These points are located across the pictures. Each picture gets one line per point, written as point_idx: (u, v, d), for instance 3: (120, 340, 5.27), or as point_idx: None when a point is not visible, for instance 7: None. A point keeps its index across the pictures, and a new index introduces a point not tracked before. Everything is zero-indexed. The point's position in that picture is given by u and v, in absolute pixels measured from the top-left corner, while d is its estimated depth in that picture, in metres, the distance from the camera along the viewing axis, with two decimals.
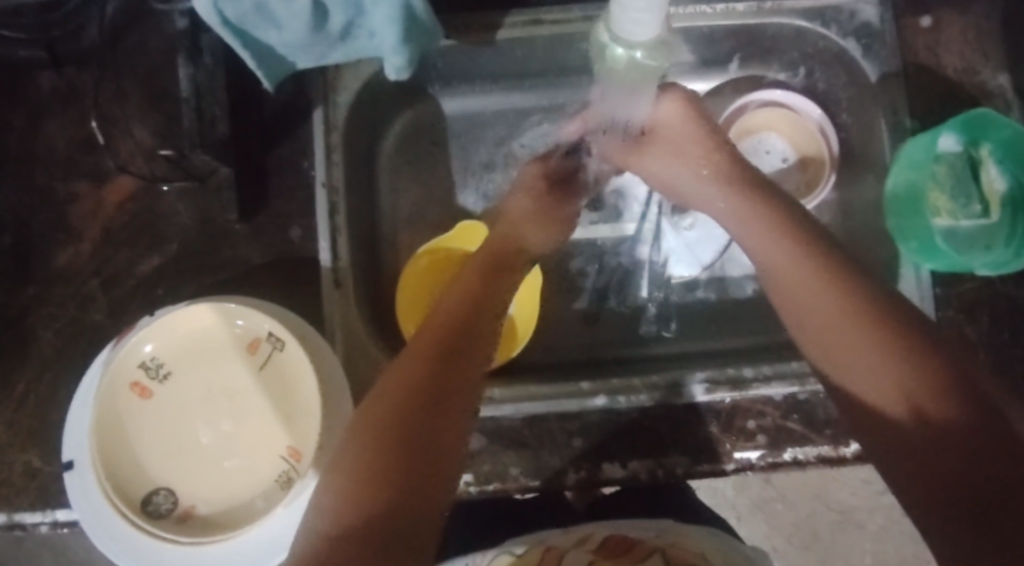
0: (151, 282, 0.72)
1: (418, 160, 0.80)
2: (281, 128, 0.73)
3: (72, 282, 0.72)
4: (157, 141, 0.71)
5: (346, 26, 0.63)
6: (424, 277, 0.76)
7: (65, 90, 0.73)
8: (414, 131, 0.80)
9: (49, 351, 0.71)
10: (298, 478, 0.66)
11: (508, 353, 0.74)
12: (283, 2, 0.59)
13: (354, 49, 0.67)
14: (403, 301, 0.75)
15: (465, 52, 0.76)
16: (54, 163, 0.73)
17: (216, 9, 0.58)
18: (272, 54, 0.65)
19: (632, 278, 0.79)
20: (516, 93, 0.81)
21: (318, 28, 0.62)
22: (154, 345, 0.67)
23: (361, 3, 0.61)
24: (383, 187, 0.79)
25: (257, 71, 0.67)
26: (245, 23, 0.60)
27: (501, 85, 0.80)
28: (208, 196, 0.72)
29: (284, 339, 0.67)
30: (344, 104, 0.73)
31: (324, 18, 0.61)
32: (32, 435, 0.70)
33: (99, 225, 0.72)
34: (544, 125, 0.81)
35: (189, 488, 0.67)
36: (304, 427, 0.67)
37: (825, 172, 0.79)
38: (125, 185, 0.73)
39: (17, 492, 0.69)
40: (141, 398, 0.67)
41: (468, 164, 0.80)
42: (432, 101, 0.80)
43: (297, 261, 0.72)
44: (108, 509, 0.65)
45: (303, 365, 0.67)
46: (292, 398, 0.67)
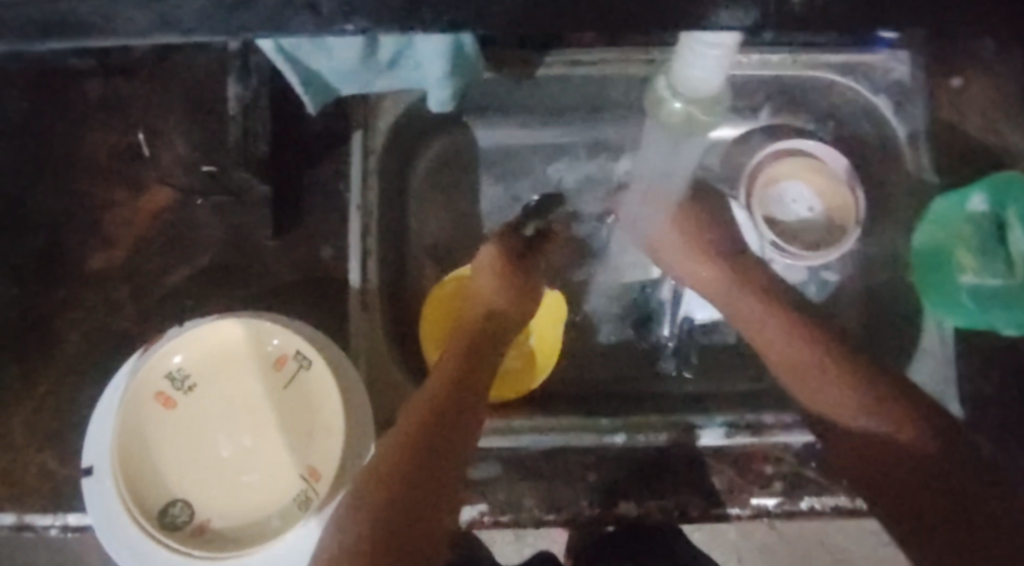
0: (180, 292, 0.73)
1: (450, 187, 0.81)
2: (321, 149, 0.75)
3: (103, 288, 0.72)
4: (197, 156, 0.74)
5: (394, 55, 0.64)
6: (450, 304, 0.77)
7: (110, 100, 0.75)
8: (449, 158, 0.81)
9: (75, 354, 0.71)
10: (316, 499, 0.65)
11: (527, 385, 0.76)
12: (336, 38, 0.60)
13: (400, 79, 0.69)
14: (427, 327, 0.76)
15: (504, 87, 0.78)
16: (95, 168, 0.74)
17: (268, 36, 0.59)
18: (318, 76, 0.67)
19: (654, 317, 0.79)
20: (550, 128, 0.82)
21: (365, 57, 0.64)
22: (183, 356, 0.67)
23: (410, 41, 0.62)
24: (413, 211, 0.80)
25: (301, 91, 0.69)
26: (297, 51, 0.62)
27: (536, 120, 0.81)
28: (243, 211, 0.73)
29: (312, 357, 0.68)
30: (382, 130, 0.73)
31: (371, 53, 0.64)
32: (49, 436, 0.70)
33: (133, 234, 0.73)
34: (577, 162, 0.82)
35: (204, 502, 0.67)
36: (324, 448, 0.67)
37: (850, 224, 0.80)
38: (162, 195, 0.74)
39: (29, 493, 0.68)
40: (164, 408, 0.67)
41: (507, 195, 0.82)
42: (467, 131, 0.81)
43: (327, 279, 0.73)
44: (124, 515, 0.65)
45: (328, 384, 0.68)
46: (314, 419, 0.68)
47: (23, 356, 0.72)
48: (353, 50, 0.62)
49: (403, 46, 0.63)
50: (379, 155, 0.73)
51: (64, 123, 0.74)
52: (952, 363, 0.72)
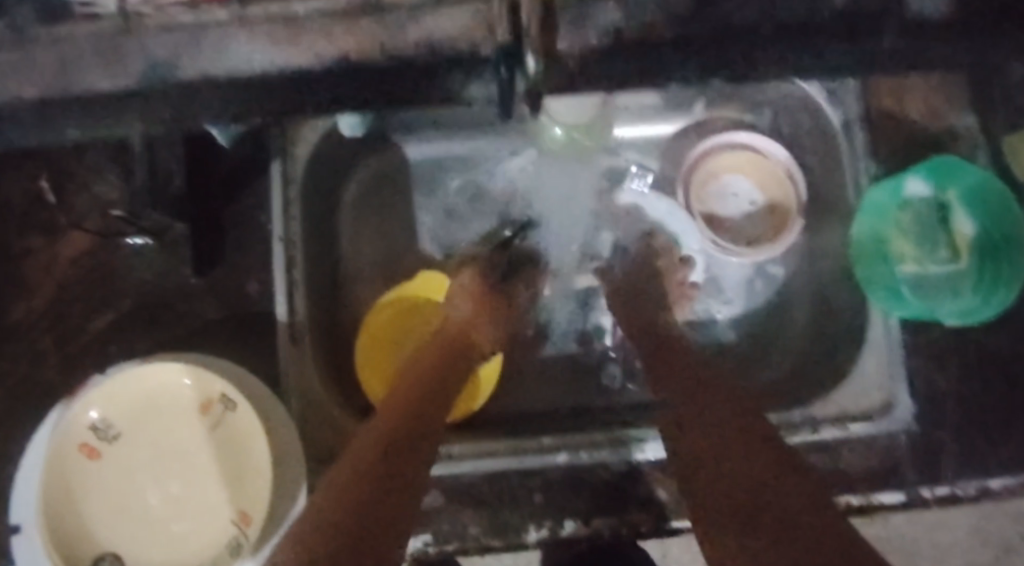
0: (104, 338, 0.71)
1: (382, 209, 0.80)
2: (242, 180, 0.73)
3: (25, 337, 0.71)
4: (113, 195, 0.72)
5: None
6: (387, 327, 0.75)
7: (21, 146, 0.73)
8: (378, 180, 0.80)
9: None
10: (247, 545, 0.63)
11: (471, 405, 0.74)
12: None
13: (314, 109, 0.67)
14: (365, 352, 0.74)
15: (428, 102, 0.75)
16: (11, 218, 0.73)
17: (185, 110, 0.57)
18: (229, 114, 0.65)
19: (597, 326, 0.78)
20: (481, 139, 0.80)
21: None
22: (102, 407, 0.65)
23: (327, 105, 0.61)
24: (345, 236, 0.78)
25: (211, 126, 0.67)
26: None
27: (464, 133, 0.80)
28: (163, 253, 0.72)
29: (236, 399, 0.65)
30: (303, 157, 0.72)
31: None
32: None
33: (53, 281, 0.72)
34: (512, 171, 0.80)
35: (136, 554, 0.65)
36: (253, 491, 0.65)
37: (791, 217, 0.77)
38: (78, 240, 0.72)
39: None
40: (89, 460, 0.65)
41: (440, 213, 0.80)
42: (396, 149, 0.80)
43: (252, 315, 0.72)
44: None
45: (253, 424, 0.65)
46: (241, 462, 0.65)
47: None
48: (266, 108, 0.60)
49: None
50: (299, 183, 0.72)
51: None
52: (899, 357, 0.69)
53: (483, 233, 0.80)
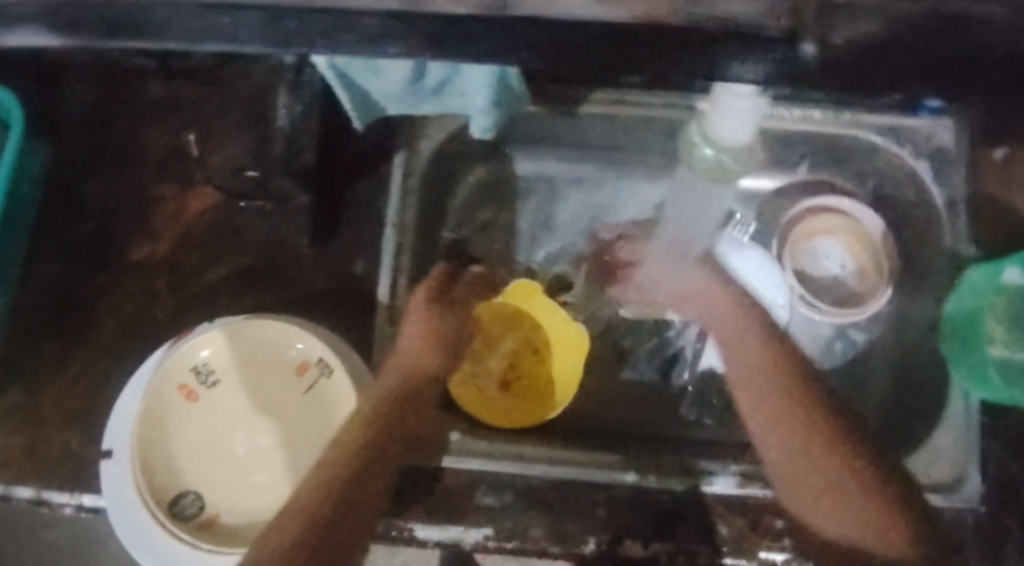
0: (216, 290, 0.76)
1: (488, 212, 0.82)
2: (365, 166, 0.77)
3: (143, 277, 0.76)
4: (247, 158, 0.76)
5: (440, 86, 0.64)
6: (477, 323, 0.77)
7: (166, 101, 0.77)
8: (489, 184, 0.82)
9: (108, 342, 0.75)
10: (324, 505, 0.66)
11: (543, 415, 0.75)
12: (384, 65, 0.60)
13: (444, 103, 0.69)
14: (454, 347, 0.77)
15: (548, 119, 0.79)
16: (146, 165, 0.77)
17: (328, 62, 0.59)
18: (367, 97, 0.68)
19: (678, 359, 0.80)
20: (588, 164, 0.83)
21: (414, 82, 0.63)
22: (208, 353, 0.69)
23: (457, 77, 0.62)
24: (450, 232, 0.81)
25: (350, 110, 0.70)
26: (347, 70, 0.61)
27: (575, 154, 0.83)
28: (282, 220, 0.77)
29: (335, 366, 0.70)
30: (426, 152, 0.76)
31: (422, 80, 0.62)
32: (76, 416, 0.73)
33: (178, 228, 0.77)
34: (615, 196, 0.83)
35: (214, 496, 0.68)
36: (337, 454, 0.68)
37: (880, 286, 0.80)
38: (207, 196, 0.77)
39: (51, 469, 0.72)
40: (186, 400, 0.69)
41: (541, 225, 0.83)
42: (509, 161, 0.82)
43: (353, 290, 0.76)
44: (137, 501, 0.66)
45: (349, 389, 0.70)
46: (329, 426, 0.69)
47: (61, 334, 0.75)
48: (400, 76, 0.61)
49: (450, 79, 0.62)
50: (419, 174, 0.76)
51: (125, 119, 0.78)
52: (976, 438, 0.72)
53: (577, 254, 0.81)
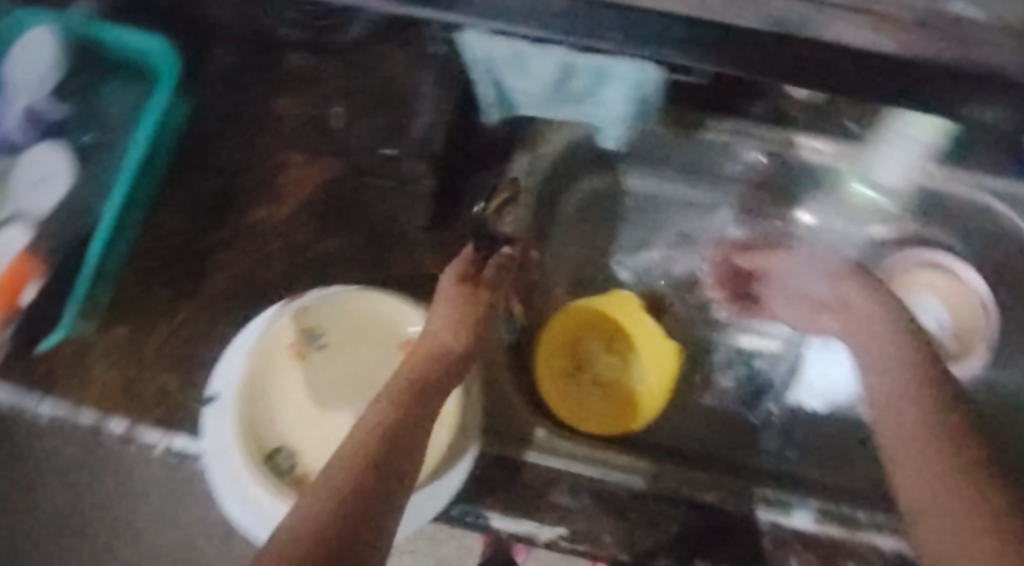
0: (330, 260, 0.78)
1: (593, 223, 0.84)
2: (485, 160, 0.77)
3: (261, 238, 0.78)
4: (378, 138, 0.78)
5: (582, 88, 0.65)
6: (573, 325, 0.80)
7: (306, 74, 0.77)
8: (598, 197, 0.83)
9: (212, 296, 0.77)
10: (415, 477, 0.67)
11: (628, 424, 0.77)
12: (534, 59, 0.61)
13: (581, 112, 0.70)
14: (549, 345, 0.79)
15: (674, 142, 0.78)
16: (279, 134, 0.79)
17: (478, 46, 0.61)
18: (507, 96, 0.69)
19: (764, 388, 0.81)
20: (700, 188, 0.83)
21: (558, 83, 0.65)
22: (318, 317, 0.72)
23: (604, 79, 0.62)
24: (556, 239, 0.83)
25: (488, 106, 0.72)
26: (496, 62, 0.63)
27: (688, 178, 0.82)
28: (404, 204, 0.78)
29: None
30: (547, 155, 0.77)
31: (568, 80, 0.64)
32: (177, 361, 0.75)
33: (301, 196, 0.79)
34: (724, 224, 0.84)
35: (310, 454, 0.70)
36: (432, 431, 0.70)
37: (978, 345, 0.79)
38: (331, 168, 0.79)
39: (146, 409, 0.74)
40: (292, 360, 0.71)
41: (643, 242, 0.85)
42: (621, 176, 0.83)
43: None
44: (236, 450, 0.68)
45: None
46: None
47: (173, 282, 0.77)
48: (548, 73, 0.63)
49: (596, 81, 0.63)
50: (538, 181, 0.77)
51: (257, 88, 0.78)
52: None
53: (681, 275, 0.85)
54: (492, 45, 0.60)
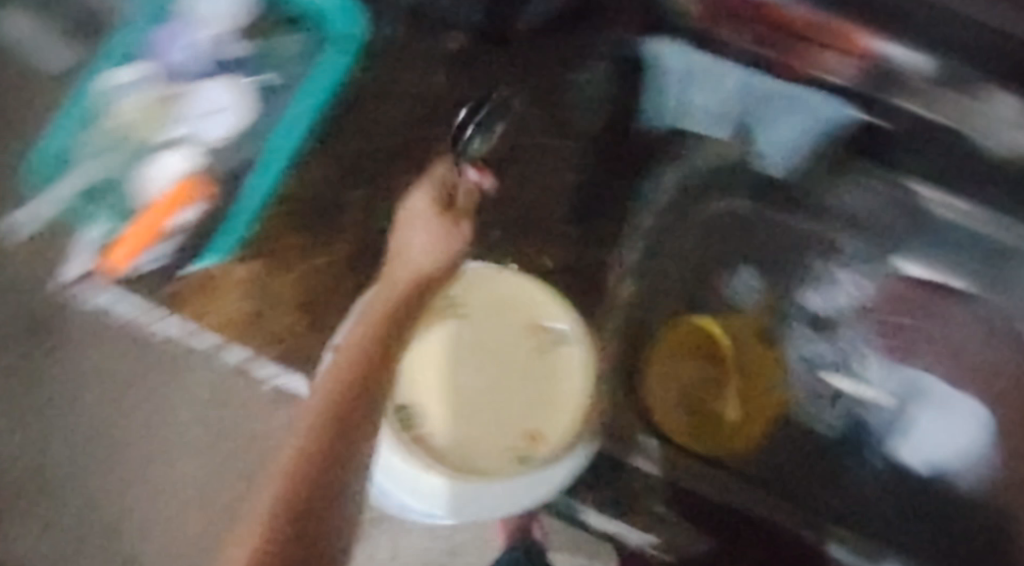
0: (467, 238, 0.82)
1: (726, 237, 0.80)
2: (632, 167, 0.81)
3: (401, 203, 0.82)
4: (528, 131, 0.84)
5: (750, 112, 0.75)
6: (686, 340, 0.78)
7: (467, 54, 0.84)
8: (731, 216, 0.80)
9: (335, 255, 0.81)
10: (535, 460, 0.70)
11: (731, 446, 0.76)
12: (717, 79, 0.74)
13: (742, 125, 0.77)
14: (662, 355, 0.77)
15: (831, 176, 0.78)
16: (433, 105, 0.84)
17: (670, 54, 0.74)
18: (677, 100, 0.78)
19: (874, 438, 0.77)
20: (845, 225, 0.80)
21: (732, 101, 0.75)
22: (455, 288, 0.75)
23: (774, 107, 0.74)
24: (686, 246, 0.80)
25: (652, 109, 0.79)
26: (680, 74, 0.75)
27: (834, 212, 0.80)
28: (546, 187, 0.84)
29: (571, 337, 0.74)
30: (695, 167, 0.79)
31: (737, 106, 0.75)
32: (312, 305, 0.81)
33: (443, 170, 0.83)
34: (865, 264, 0.80)
35: (430, 415, 0.71)
36: (554, 419, 0.72)
37: None
38: (480, 148, 0.83)
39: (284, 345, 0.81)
40: (426, 323, 0.73)
41: (774, 269, 0.81)
42: (761, 196, 0.80)
43: (586, 280, 0.82)
44: None
45: (583, 353, 0.73)
46: (552, 388, 0.73)
47: (313, 232, 0.82)
48: (726, 95, 0.75)
49: (760, 114, 0.75)
50: (686, 184, 0.80)
51: (421, 61, 0.84)
52: None
53: (812, 310, 0.80)
54: (686, 59, 0.74)
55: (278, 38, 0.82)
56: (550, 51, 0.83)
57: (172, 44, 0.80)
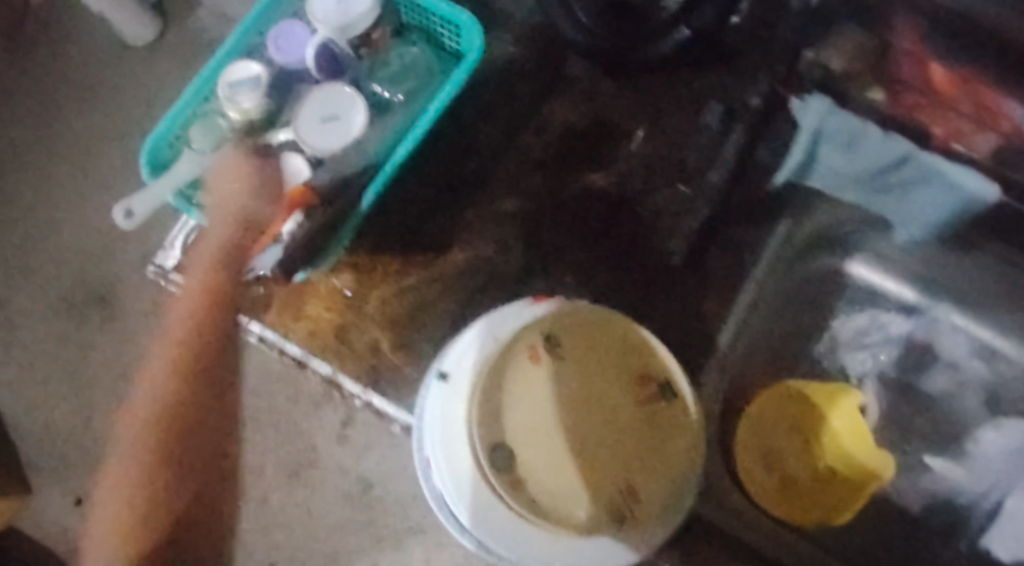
0: (570, 271, 0.80)
1: (827, 304, 0.80)
2: (747, 216, 0.79)
3: (505, 229, 0.81)
4: (640, 163, 0.82)
5: (899, 186, 0.71)
6: (788, 404, 0.77)
7: (584, 83, 0.84)
8: (836, 282, 0.80)
9: (436, 281, 0.80)
10: (633, 519, 0.71)
11: (828, 516, 0.75)
12: (873, 147, 0.69)
13: (881, 195, 0.74)
14: (766, 417, 0.77)
15: (949, 259, 0.77)
16: (545, 134, 0.84)
17: (828, 114, 0.70)
18: (818, 160, 0.74)
19: (962, 527, 0.77)
20: (955, 310, 0.79)
21: (881, 172, 0.71)
22: (561, 328, 0.74)
23: (926, 185, 0.69)
24: (789, 311, 0.80)
25: (787, 165, 0.75)
26: (833, 135, 0.71)
27: (945, 296, 0.79)
28: (655, 230, 0.81)
29: (679, 393, 0.74)
30: (810, 227, 0.78)
31: (886, 177, 0.71)
32: (399, 324, 0.79)
33: (550, 199, 0.82)
34: (972, 349, 0.79)
35: (527, 459, 0.71)
36: (654, 475, 0.72)
37: None
38: (591, 181, 0.82)
39: (362, 363, 0.80)
40: (531, 361, 0.73)
41: (872, 343, 0.81)
42: (871, 267, 0.80)
43: (690, 330, 0.79)
44: (462, 437, 0.71)
45: (690, 415, 0.74)
46: (653, 443, 0.73)
47: (418, 254, 0.81)
48: (876, 165, 0.71)
49: (909, 188, 0.71)
50: (795, 248, 0.78)
51: (537, 88, 0.85)
52: None
53: (903, 386, 0.80)
54: (844, 122, 0.70)
55: (406, 50, 0.83)
56: (671, 89, 0.83)
57: (302, 44, 0.80)
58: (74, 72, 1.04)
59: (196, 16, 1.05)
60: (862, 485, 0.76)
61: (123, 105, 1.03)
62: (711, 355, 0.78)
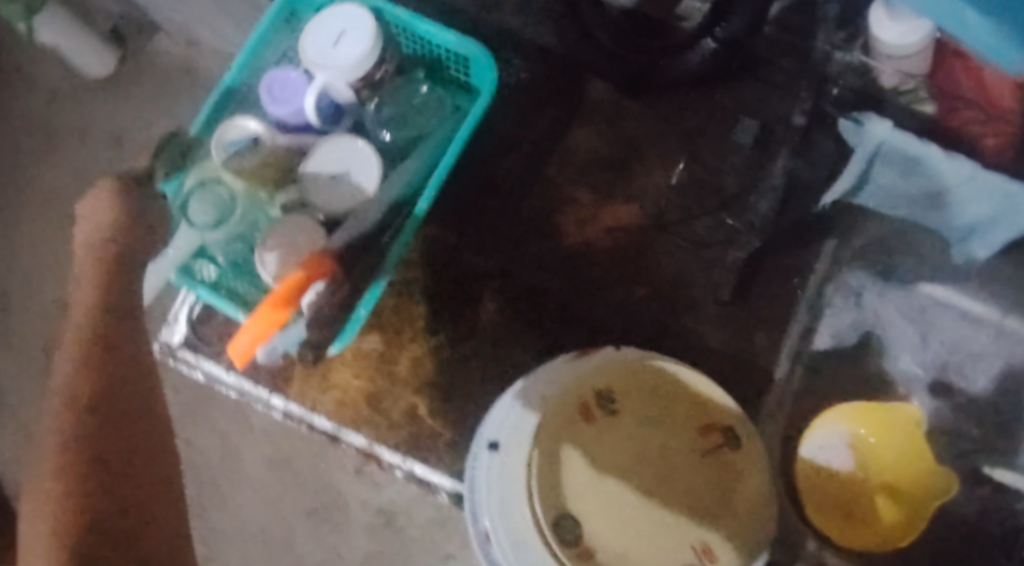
0: (615, 312, 0.75)
1: (882, 319, 0.74)
2: (794, 237, 0.75)
3: (539, 273, 0.76)
4: (680, 191, 0.77)
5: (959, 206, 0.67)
6: (849, 421, 0.72)
7: (607, 106, 0.78)
8: (889, 293, 0.75)
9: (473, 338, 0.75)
10: None
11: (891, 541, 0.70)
12: (934, 169, 0.64)
13: (936, 215, 0.70)
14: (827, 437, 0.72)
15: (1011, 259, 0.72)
16: (571, 165, 0.78)
17: (887, 137, 0.65)
18: (871, 183, 0.70)
19: None
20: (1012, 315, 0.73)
21: (937, 194, 0.67)
22: (610, 379, 0.65)
23: (987, 207, 0.65)
24: (843, 328, 0.75)
25: (837, 190, 0.72)
26: (891, 155, 0.66)
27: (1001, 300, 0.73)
28: (699, 263, 0.76)
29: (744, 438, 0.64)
30: (857, 246, 0.76)
31: (943, 199, 0.67)
32: (430, 384, 0.74)
33: (584, 237, 0.77)
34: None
35: (594, 527, 0.61)
36: (730, 531, 0.62)
37: None
38: (628, 214, 0.77)
39: (390, 426, 0.74)
40: (584, 421, 0.63)
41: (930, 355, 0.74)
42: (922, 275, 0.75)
43: (750, 362, 0.74)
44: (520, 514, 0.61)
45: (762, 462, 0.64)
46: (725, 496, 0.63)
47: (448, 306, 0.75)
48: (936, 185, 0.66)
49: (966, 210, 0.67)
50: (842, 266, 0.76)
51: (556, 115, 0.78)
52: None
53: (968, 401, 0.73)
54: (904, 144, 0.64)
55: (420, 88, 0.77)
56: (706, 105, 0.77)
57: (299, 91, 0.72)
58: (22, 122, 0.91)
59: (156, 37, 0.90)
60: (920, 504, 0.71)
61: (65, 146, 0.90)
62: (767, 390, 0.74)
